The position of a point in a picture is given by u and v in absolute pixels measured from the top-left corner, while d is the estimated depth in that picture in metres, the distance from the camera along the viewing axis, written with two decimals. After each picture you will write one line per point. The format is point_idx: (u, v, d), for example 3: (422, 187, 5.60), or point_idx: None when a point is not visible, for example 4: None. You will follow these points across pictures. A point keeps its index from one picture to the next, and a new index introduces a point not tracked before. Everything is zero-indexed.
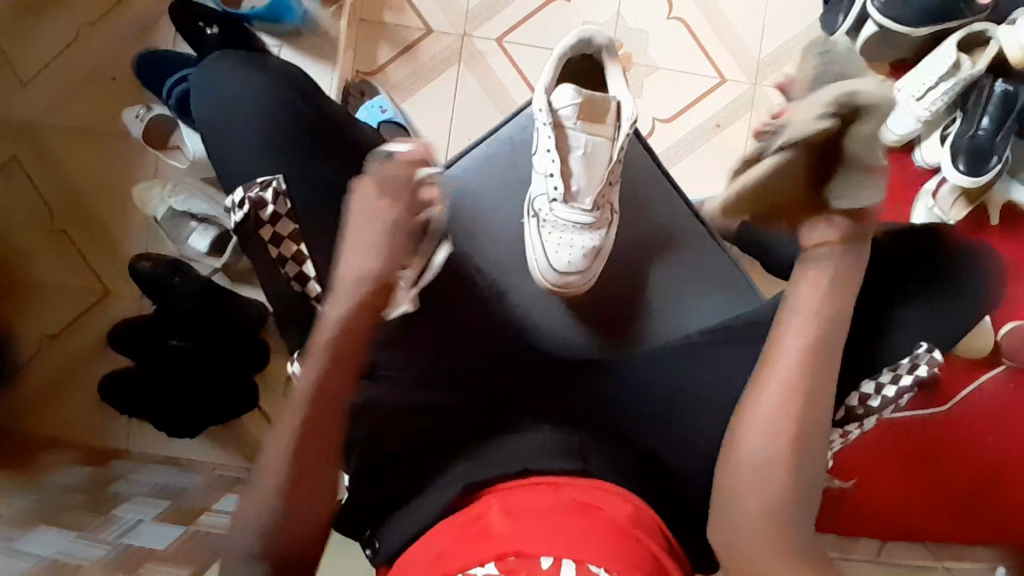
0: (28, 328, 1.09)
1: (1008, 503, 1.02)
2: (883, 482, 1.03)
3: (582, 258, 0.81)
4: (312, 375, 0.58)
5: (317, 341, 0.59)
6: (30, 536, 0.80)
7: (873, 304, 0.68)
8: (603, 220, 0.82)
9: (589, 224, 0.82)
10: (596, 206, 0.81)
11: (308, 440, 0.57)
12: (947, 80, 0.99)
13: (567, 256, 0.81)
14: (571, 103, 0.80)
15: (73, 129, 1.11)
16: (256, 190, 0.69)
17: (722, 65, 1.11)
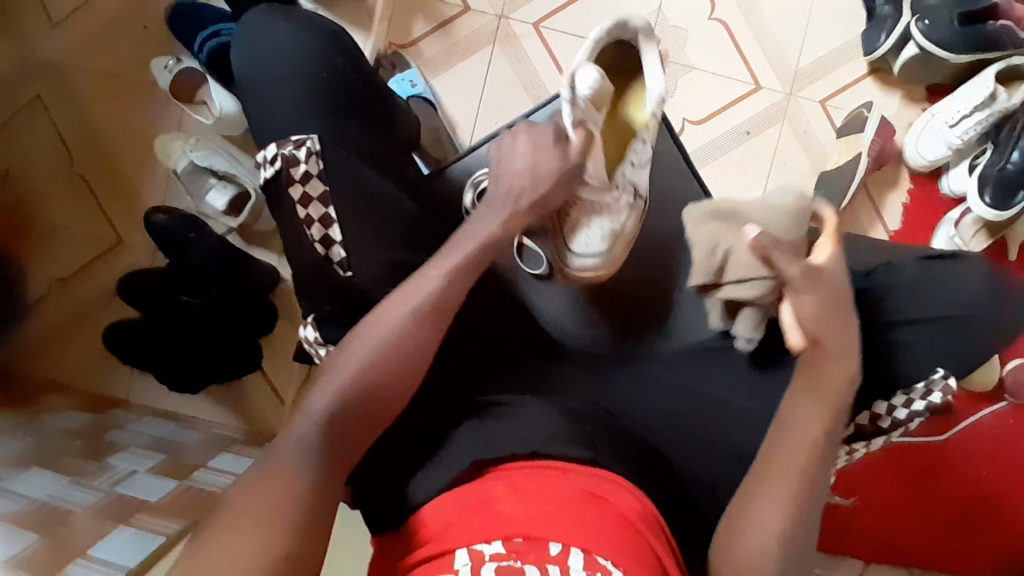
0: (38, 268, 1.09)
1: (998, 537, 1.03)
2: (876, 503, 1.03)
3: (602, 242, 0.76)
4: (375, 347, 0.59)
5: (382, 318, 0.61)
6: (25, 478, 0.81)
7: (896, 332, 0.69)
8: (628, 198, 0.74)
9: (614, 207, 0.74)
10: (620, 186, 0.74)
11: (388, 383, 0.59)
12: (982, 109, 0.98)
13: (585, 242, 0.75)
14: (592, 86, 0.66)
15: (101, 74, 1.10)
16: (289, 148, 0.66)
17: (758, 72, 1.10)
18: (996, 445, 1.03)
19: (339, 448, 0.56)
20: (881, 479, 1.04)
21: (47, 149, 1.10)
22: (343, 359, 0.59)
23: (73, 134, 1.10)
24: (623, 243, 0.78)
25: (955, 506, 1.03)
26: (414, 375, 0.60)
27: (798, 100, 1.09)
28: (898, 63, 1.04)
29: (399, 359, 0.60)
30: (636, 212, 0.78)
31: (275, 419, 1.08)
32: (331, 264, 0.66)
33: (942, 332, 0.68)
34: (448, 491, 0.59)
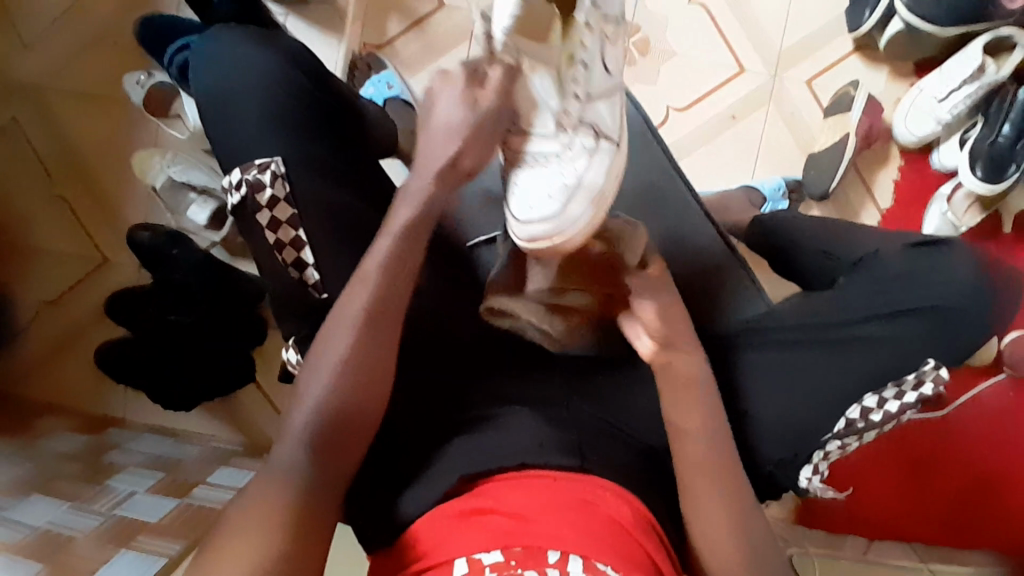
0: (27, 291, 1.09)
1: (997, 507, 1.03)
2: (873, 485, 1.04)
3: (550, 198, 0.65)
4: (345, 342, 0.57)
5: (346, 314, 0.57)
6: (24, 505, 0.82)
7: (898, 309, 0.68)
8: (574, 145, 0.66)
9: (565, 153, 0.65)
10: (569, 129, 0.65)
11: (357, 380, 0.57)
12: (970, 83, 0.98)
13: (529, 199, 0.66)
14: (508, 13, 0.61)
15: (73, 90, 1.09)
16: (253, 173, 0.65)
17: (742, 54, 1.08)
18: (987, 413, 1.03)
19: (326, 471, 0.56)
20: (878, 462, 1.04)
21: (25, 171, 1.09)
22: (315, 369, 0.57)
23: (50, 154, 1.09)
24: (587, 199, 0.65)
25: (952, 482, 1.03)
26: (382, 356, 0.58)
27: (784, 81, 1.07)
28: (883, 38, 1.02)
29: (361, 346, 0.57)
30: (602, 163, 0.67)
31: (272, 429, 1.08)
32: (306, 286, 0.66)
33: (926, 321, 0.67)
34: (437, 507, 0.59)
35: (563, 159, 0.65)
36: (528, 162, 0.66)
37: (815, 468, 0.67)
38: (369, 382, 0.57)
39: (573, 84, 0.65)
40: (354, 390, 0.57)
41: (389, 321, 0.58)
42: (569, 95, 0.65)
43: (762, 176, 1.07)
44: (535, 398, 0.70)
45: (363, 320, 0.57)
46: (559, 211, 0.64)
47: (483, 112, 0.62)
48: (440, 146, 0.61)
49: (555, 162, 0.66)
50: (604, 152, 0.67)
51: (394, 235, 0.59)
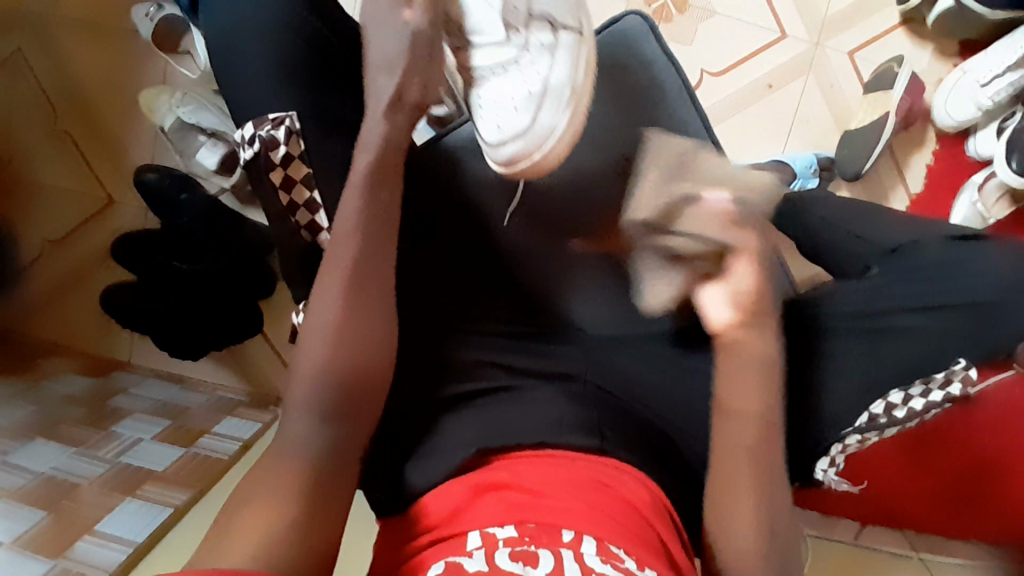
0: (30, 228, 1.06)
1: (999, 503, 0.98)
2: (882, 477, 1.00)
3: (521, 113, 0.68)
4: (333, 306, 0.55)
5: (327, 275, 0.56)
6: (28, 449, 0.81)
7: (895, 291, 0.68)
8: (529, 46, 0.68)
9: (515, 61, 0.68)
10: (518, 31, 0.67)
11: (348, 343, 0.55)
12: (1015, 70, 0.92)
13: (497, 120, 0.68)
14: None
15: (76, 16, 1.03)
16: (268, 128, 0.62)
17: (784, 19, 1.02)
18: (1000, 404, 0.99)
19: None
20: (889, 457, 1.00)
21: (27, 100, 1.05)
22: (310, 334, 0.55)
23: (53, 84, 1.04)
24: (556, 104, 0.68)
25: (960, 472, 1.00)
26: (364, 315, 0.56)
27: (825, 51, 1.02)
28: (933, 14, 0.97)
29: (349, 307, 0.56)
30: (563, 54, 0.68)
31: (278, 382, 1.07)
32: (319, 248, 0.63)
33: (960, 317, 0.65)
34: (454, 478, 0.58)
35: (521, 65, 0.68)
36: (485, 76, 0.69)
37: (832, 460, 0.68)
38: (352, 344, 0.55)
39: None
40: (338, 352, 0.55)
41: (374, 282, 0.57)
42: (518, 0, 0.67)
43: (793, 151, 1.03)
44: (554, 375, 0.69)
45: (348, 278, 0.56)
46: (535, 123, 0.68)
47: (416, 35, 0.63)
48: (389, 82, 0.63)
49: (514, 69, 0.68)
50: (565, 44, 0.68)
51: (359, 187, 0.58)
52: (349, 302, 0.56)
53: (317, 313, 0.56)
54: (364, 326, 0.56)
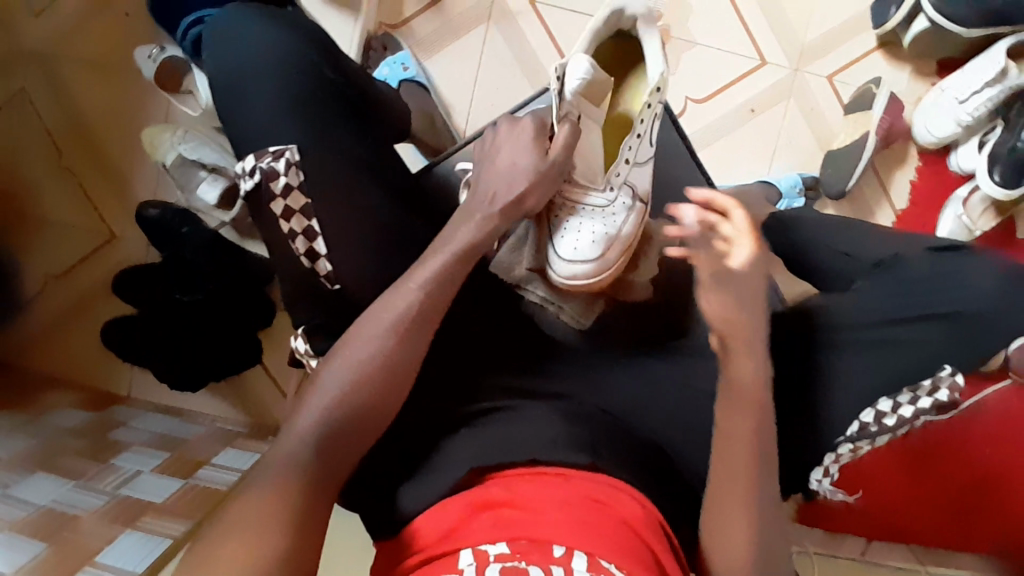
0: (32, 264, 1.07)
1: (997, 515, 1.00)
2: (883, 489, 1.01)
3: (593, 246, 0.73)
4: (376, 345, 0.58)
5: (383, 319, 0.59)
6: (28, 482, 0.81)
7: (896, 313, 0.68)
8: (619, 201, 0.75)
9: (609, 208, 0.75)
10: (615, 190, 0.75)
11: (384, 387, 0.58)
12: (992, 86, 0.94)
13: (574, 243, 0.73)
14: (581, 76, 0.66)
15: (80, 59, 1.07)
16: (268, 160, 0.63)
17: (764, 46, 1.06)
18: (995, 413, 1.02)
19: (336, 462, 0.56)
20: (889, 469, 1.02)
21: (31, 141, 1.07)
22: (340, 360, 0.58)
23: (58, 126, 1.07)
24: (619, 248, 0.75)
25: (960, 486, 1.01)
26: (404, 365, 0.59)
27: (805, 76, 1.06)
28: (908, 36, 1.01)
29: (399, 351, 0.59)
30: (634, 216, 0.76)
31: (277, 412, 1.07)
32: (318, 276, 0.65)
33: (948, 326, 0.67)
34: (449, 497, 0.59)
35: (604, 212, 0.74)
36: (583, 211, 0.74)
37: (826, 470, 0.69)
38: (374, 383, 0.57)
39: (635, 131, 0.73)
40: (363, 391, 0.57)
41: (414, 331, 0.59)
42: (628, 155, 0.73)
43: (778, 171, 1.06)
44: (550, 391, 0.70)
45: (398, 326, 0.59)
46: (601, 258, 0.74)
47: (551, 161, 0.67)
48: (505, 185, 0.67)
49: (600, 215, 0.74)
50: (637, 208, 0.77)
51: (451, 255, 0.62)
52: (389, 349, 0.58)
53: (352, 353, 0.58)
54: (400, 369, 0.59)
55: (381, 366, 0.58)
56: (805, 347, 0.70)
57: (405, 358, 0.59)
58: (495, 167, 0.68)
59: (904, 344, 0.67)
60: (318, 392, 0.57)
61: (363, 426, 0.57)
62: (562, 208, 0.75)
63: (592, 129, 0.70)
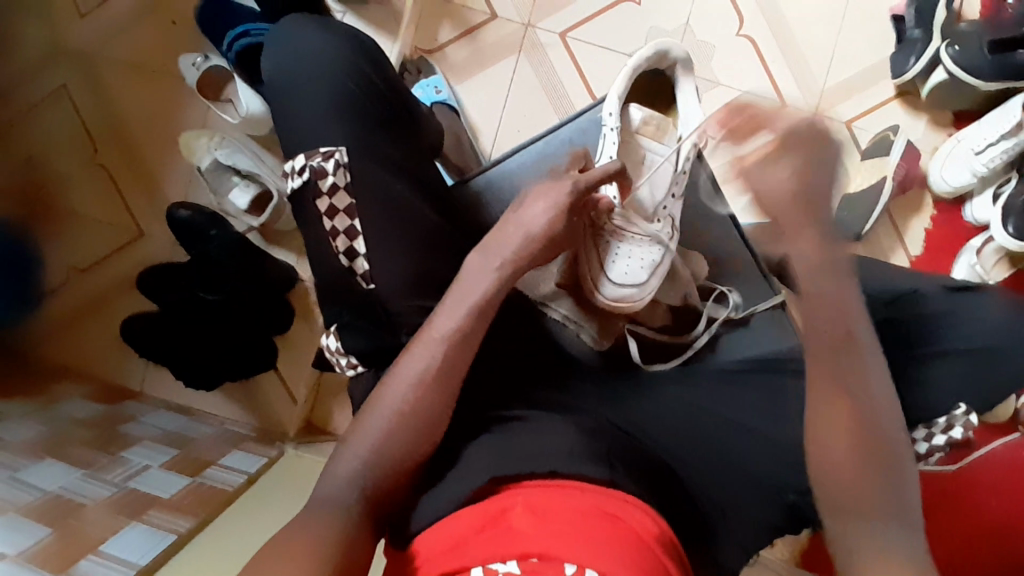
0: (59, 258, 1.10)
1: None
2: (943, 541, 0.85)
3: (642, 271, 0.79)
4: (451, 321, 0.62)
5: (462, 299, 0.63)
6: (37, 467, 0.81)
7: (909, 344, 0.69)
8: (665, 232, 0.80)
9: (654, 237, 0.79)
10: (662, 221, 0.81)
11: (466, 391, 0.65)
12: (1009, 138, 0.96)
13: (625, 267, 0.79)
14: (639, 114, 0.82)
15: (126, 62, 1.11)
16: (318, 159, 0.66)
17: (785, 90, 1.09)
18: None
19: (408, 428, 0.58)
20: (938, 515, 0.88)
21: (70, 140, 1.11)
22: (396, 377, 0.60)
23: (97, 126, 1.11)
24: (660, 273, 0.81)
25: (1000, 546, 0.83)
26: (457, 379, 0.61)
27: (824, 121, 1.09)
28: (926, 87, 1.04)
29: (469, 323, 0.62)
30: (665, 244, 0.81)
31: (288, 416, 1.09)
32: (353, 275, 0.66)
33: (962, 367, 0.67)
34: (460, 509, 0.56)
35: (653, 241, 0.80)
36: (628, 238, 0.80)
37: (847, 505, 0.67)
38: (437, 389, 0.60)
39: None
40: (424, 401, 0.59)
41: (465, 348, 0.61)
42: None
43: None
44: (562, 401, 0.69)
45: (475, 305, 0.62)
46: (646, 284, 0.80)
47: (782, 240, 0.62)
48: (540, 223, 0.67)
49: (643, 244, 0.80)
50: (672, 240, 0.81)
51: (536, 236, 0.66)
52: (428, 385, 0.59)
53: (412, 362, 0.60)
54: (448, 379, 0.60)
55: (440, 369, 0.60)
56: None
57: (454, 371, 0.61)
58: (525, 216, 0.67)
59: (920, 386, 0.67)
60: (374, 411, 0.59)
61: (421, 437, 0.59)
62: (609, 237, 0.80)
63: (647, 163, 0.83)
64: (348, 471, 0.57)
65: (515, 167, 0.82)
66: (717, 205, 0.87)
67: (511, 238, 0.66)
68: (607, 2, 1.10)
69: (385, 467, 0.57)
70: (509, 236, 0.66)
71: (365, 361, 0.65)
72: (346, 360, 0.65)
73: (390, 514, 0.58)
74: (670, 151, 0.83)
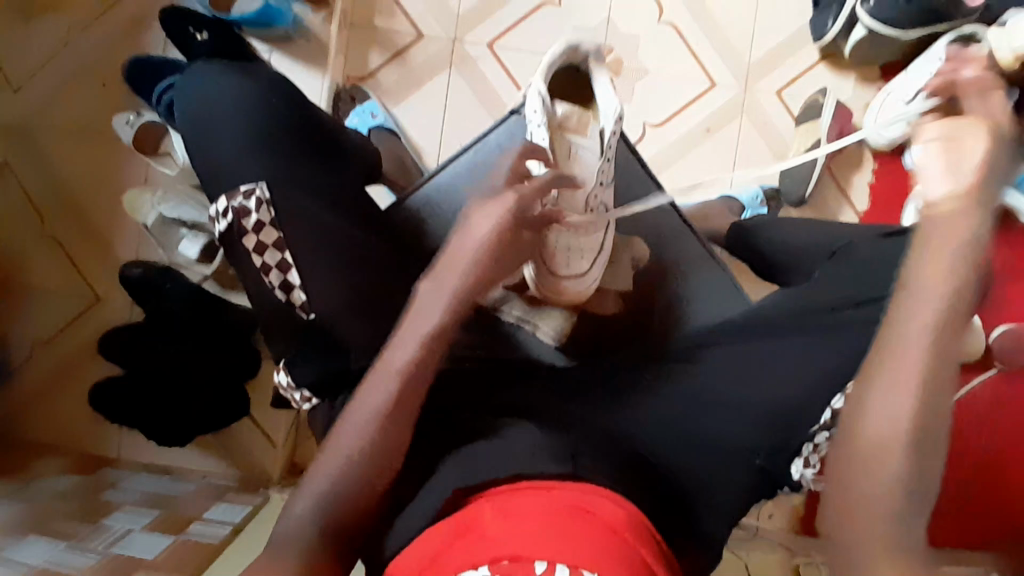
0: (21, 334, 1.09)
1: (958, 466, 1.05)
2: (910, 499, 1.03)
3: (583, 261, 0.80)
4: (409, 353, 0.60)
5: (413, 326, 0.61)
6: (21, 545, 0.78)
7: None
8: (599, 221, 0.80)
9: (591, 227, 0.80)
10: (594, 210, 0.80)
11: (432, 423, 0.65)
12: (935, 84, 0.97)
13: (567, 259, 0.80)
14: (561, 107, 0.80)
15: (61, 133, 1.11)
16: (239, 199, 0.66)
17: (713, 69, 1.11)
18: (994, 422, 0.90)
19: (365, 466, 0.57)
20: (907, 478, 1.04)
21: (15, 216, 1.11)
22: (356, 409, 0.59)
23: (41, 199, 1.11)
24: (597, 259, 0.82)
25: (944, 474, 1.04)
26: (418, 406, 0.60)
27: (755, 94, 1.11)
28: (848, 45, 1.06)
29: (425, 352, 0.60)
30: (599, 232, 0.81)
31: (269, 462, 1.09)
32: (293, 307, 0.67)
33: None
34: (431, 525, 0.55)
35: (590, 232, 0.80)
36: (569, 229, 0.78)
37: (806, 460, 0.66)
38: (399, 418, 0.59)
39: (599, 172, 0.79)
40: (386, 432, 0.58)
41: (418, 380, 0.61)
42: (597, 181, 0.79)
43: (741, 185, 1.10)
44: (524, 402, 0.70)
45: (429, 334, 0.61)
46: (587, 273, 0.81)
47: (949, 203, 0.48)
48: (486, 245, 0.64)
49: (580, 237, 0.80)
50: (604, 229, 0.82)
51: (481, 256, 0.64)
52: (389, 416, 0.58)
53: (370, 394, 0.59)
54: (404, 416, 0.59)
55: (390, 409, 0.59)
56: (794, 338, 0.70)
57: (414, 400, 0.60)
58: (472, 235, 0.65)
59: None
60: (336, 444, 0.58)
61: (385, 467, 0.58)
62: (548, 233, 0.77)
63: (577, 157, 0.80)
64: (314, 503, 0.56)
65: (447, 181, 0.83)
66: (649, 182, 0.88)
67: (459, 263, 0.64)
68: (528, 8, 1.12)
69: (351, 497, 0.57)
70: (459, 256, 0.65)
71: (317, 391, 0.65)
72: (300, 395, 0.66)
73: (361, 538, 0.58)
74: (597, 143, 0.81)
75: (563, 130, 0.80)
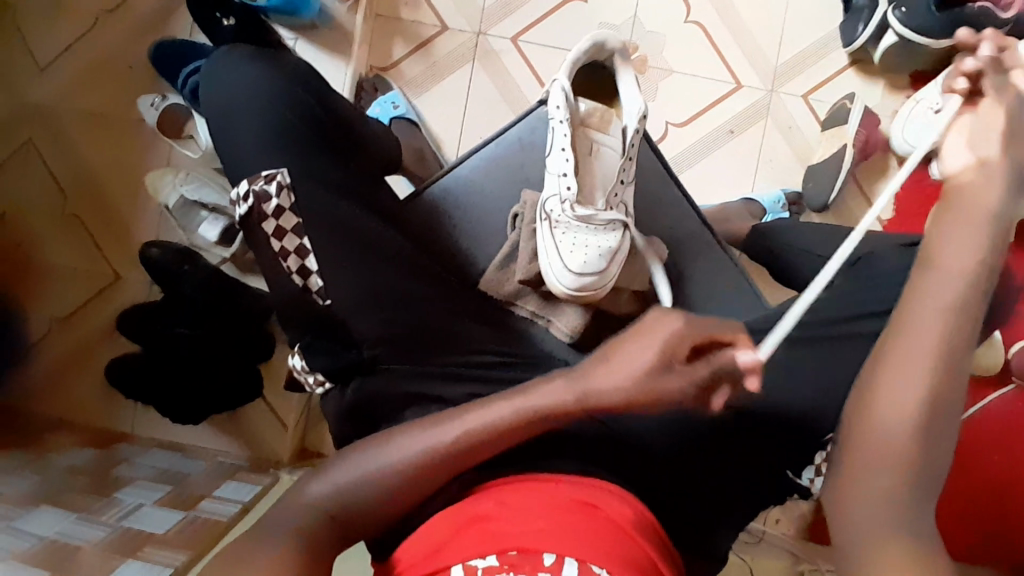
0: (40, 308, 1.11)
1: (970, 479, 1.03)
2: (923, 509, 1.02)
3: (601, 259, 0.78)
4: (463, 428, 0.55)
5: (488, 413, 0.55)
6: (31, 515, 0.79)
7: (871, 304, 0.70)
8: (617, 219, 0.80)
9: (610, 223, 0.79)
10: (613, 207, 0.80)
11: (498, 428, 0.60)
12: None
13: (584, 256, 0.77)
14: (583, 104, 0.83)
15: (87, 112, 1.13)
16: (261, 183, 0.67)
17: (738, 71, 1.10)
18: None
19: (373, 488, 0.55)
20: None
21: (39, 192, 1.13)
22: (396, 445, 0.56)
23: (65, 176, 1.13)
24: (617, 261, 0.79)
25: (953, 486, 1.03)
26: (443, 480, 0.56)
27: (779, 97, 1.10)
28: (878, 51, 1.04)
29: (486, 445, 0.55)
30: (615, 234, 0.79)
31: (278, 445, 1.10)
32: (309, 293, 0.67)
33: None
34: (436, 516, 0.55)
35: (606, 230, 0.79)
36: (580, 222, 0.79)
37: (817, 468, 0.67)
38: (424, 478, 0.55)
39: (621, 170, 0.80)
40: (407, 480, 0.55)
41: (504, 441, 0.55)
42: (618, 179, 0.80)
43: (761, 189, 1.09)
44: None
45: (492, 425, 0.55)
46: (604, 270, 0.78)
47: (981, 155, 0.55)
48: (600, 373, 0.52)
49: (593, 236, 0.79)
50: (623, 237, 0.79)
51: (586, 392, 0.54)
52: (414, 473, 0.55)
53: (411, 443, 0.56)
54: (466, 460, 0.55)
55: (453, 457, 0.55)
56: (808, 344, 0.69)
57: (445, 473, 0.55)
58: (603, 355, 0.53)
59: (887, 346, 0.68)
60: (363, 458, 0.56)
61: (394, 499, 0.55)
62: (562, 226, 0.79)
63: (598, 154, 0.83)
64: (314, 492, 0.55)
65: (466, 173, 0.82)
66: (674, 187, 0.87)
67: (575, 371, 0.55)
68: (555, 4, 1.12)
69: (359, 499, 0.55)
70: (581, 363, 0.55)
71: (331, 377, 0.67)
72: (313, 378, 0.67)
73: None
74: (618, 141, 0.83)
75: (585, 126, 0.83)
